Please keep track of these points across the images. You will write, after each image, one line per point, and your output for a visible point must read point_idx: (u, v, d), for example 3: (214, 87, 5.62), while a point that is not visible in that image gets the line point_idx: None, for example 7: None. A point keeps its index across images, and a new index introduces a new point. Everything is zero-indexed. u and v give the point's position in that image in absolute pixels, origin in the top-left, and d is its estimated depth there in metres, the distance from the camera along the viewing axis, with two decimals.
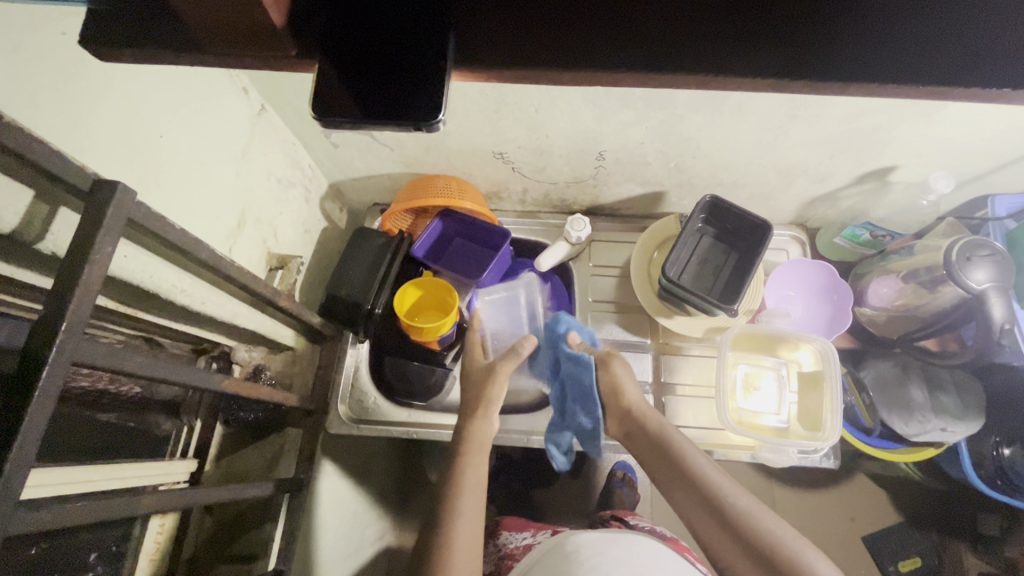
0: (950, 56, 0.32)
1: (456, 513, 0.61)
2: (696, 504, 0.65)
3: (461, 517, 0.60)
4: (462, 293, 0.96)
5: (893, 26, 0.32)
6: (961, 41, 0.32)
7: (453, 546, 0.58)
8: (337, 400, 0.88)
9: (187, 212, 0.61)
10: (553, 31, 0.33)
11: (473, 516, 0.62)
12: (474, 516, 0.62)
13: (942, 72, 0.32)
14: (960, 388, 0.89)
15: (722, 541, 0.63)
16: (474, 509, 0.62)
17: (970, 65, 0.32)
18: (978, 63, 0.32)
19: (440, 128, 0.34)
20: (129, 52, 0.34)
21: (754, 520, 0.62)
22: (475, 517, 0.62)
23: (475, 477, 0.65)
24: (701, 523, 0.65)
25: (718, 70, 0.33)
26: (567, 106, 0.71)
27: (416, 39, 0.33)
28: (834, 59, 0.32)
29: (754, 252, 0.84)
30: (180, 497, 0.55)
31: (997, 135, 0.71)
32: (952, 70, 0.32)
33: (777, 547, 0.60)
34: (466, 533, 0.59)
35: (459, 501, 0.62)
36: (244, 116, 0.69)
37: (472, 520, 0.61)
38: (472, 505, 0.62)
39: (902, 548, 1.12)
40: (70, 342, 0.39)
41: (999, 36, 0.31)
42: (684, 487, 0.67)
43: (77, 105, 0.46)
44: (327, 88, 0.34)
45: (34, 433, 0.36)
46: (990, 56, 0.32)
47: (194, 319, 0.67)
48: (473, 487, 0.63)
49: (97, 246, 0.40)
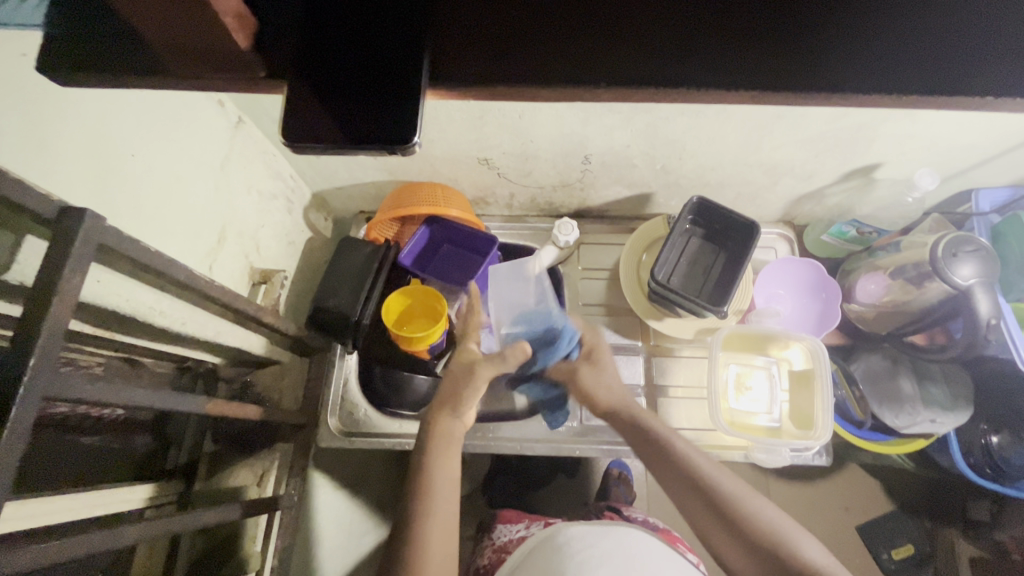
0: (932, 64, 0.31)
1: (429, 513, 0.61)
2: (687, 491, 0.64)
3: (434, 519, 0.60)
4: (451, 300, 0.95)
5: (889, 37, 0.32)
6: (943, 48, 0.31)
7: (425, 543, 0.59)
8: (328, 414, 0.87)
9: (162, 232, 0.59)
10: (530, 47, 0.33)
11: (450, 507, 0.63)
12: (448, 518, 0.62)
13: (924, 81, 0.31)
14: (947, 378, 0.90)
15: (716, 526, 0.61)
16: (450, 501, 0.63)
17: (956, 72, 0.31)
18: (964, 69, 0.31)
19: (418, 149, 0.32)
20: (88, 76, 0.32)
21: (742, 506, 0.61)
22: (451, 510, 0.63)
23: (447, 474, 0.65)
24: (690, 509, 0.64)
25: (705, 85, 0.32)
26: (551, 111, 0.71)
27: (388, 56, 0.32)
28: (824, 69, 0.32)
29: (742, 252, 0.84)
30: (164, 525, 0.53)
31: (980, 132, 0.72)
32: (945, 78, 0.31)
33: (767, 528, 0.59)
34: (440, 529, 0.60)
35: (431, 516, 0.61)
36: (220, 129, 0.68)
37: (443, 522, 0.61)
38: (446, 503, 0.62)
39: (895, 536, 1.13)
40: (41, 377, 0.37)
41: (974, 44, 0.31)
42: (671, 470, 0.66)
43: (42, 128, 0.45)
44: (301, 111, 0.32)
45: (6, 472, 0.35)
46: (990, 65, 0.31)
47: (173, 339, 0.65)
48: (446, 483, 0.64)
49: (65, 276, 0.38)
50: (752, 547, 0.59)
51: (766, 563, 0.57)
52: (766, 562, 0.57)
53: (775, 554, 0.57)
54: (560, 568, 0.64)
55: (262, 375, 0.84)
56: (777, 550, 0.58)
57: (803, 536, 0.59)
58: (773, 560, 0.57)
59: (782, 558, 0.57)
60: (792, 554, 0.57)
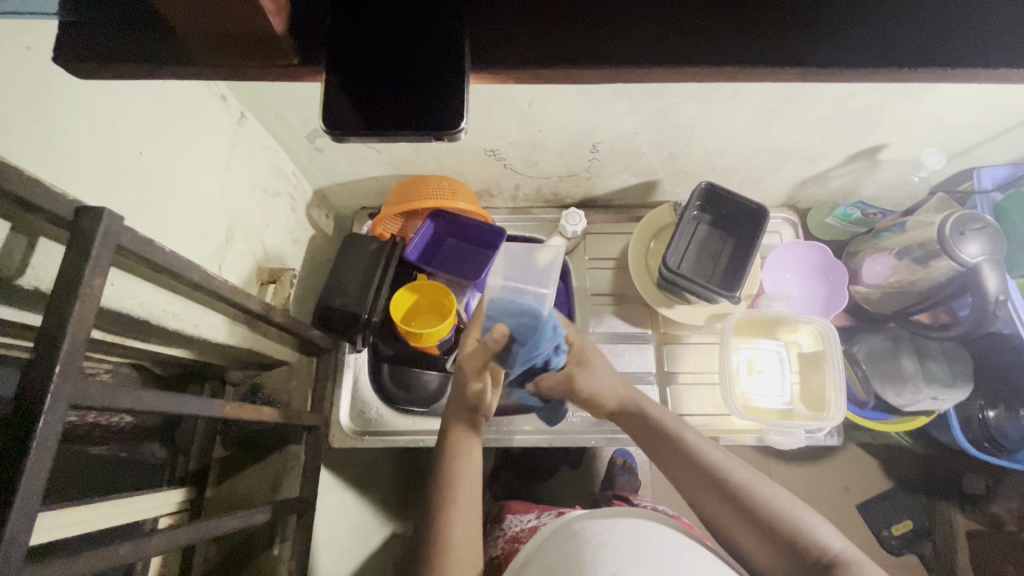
0: (953, 39, 0.31)
1: (451, 501, 0.61)
2: (702, 482, 0.62)
3: (456, 511, 0.61)
4: (459, 294, 0.92)
5: (907, 16, 0.31)
6: (961, 23, 0.31)
7: (448, 540, 0.59)
8: (340, 413, 0.85)
9: (171, 232, 0.57)
10: (561, 27, 0.32)
11: (470, 504, 0.62)
12: (472, 511, 0.62)
13: (944, 59, 0.31)
14: (948, 356, 0.91)
15: (730, 516, 0.60)
16: (472, 496, 0.62)
17: (976, 46, 0.31)
18: (985, 42, 0.31)
19: (462, 137, 0.32)
20: (111, 68, 0.31)
21: (753, 493, 0.60)
22: (472, 507, 0.62)
23: (468, 468, 0.64)
24: (703, 498, 0.62)
25: (730, 63, 0.32)
26: (561, 99, 0.70)
27: (422, 42, 0.31)
28: (844, 45, 0.31)
29: (752, 236, 0.84)
30: (188, 534, 0.52)
31: (986, 109, 0.72)
32: (966, 52, 0.31)
33: (779, 516, 0.58)
34: (464, 524, 0.60)
35: (455, 506, 0.61)
36: (222, 124, 0.66)
37: (467, 512, 0.61)
38: (468, 495, 0.62)
39: (896, 513, 1.15)
40: (67, 384, 0.36)
41: (994, 18, 0.31)
42: (682, 460, 0.64)
43: (50, 126, 0.43)
44: (333, 101, 0.31)
45: (36, 485, 0.33)
46: (1015, 43, 0.31)
47: (182, 344, 0.63)
48: (469, 476, 0.63)
49: (86, 278, 0.36)
50: (770, 536, 0.57)
51: (786, 551, 0.56)
52: (781, 549, 0.57)
53: (790, 544, 0.56)
54: (575, 553, 0.61)
55: (270, 377, 0.85)
56: (791, 540, 0.56)
57: (817, 519, 0.58)
58: (789, 549, 0.56)
59: (796, 546, 0.56)
60: (805, 541, 0.56)
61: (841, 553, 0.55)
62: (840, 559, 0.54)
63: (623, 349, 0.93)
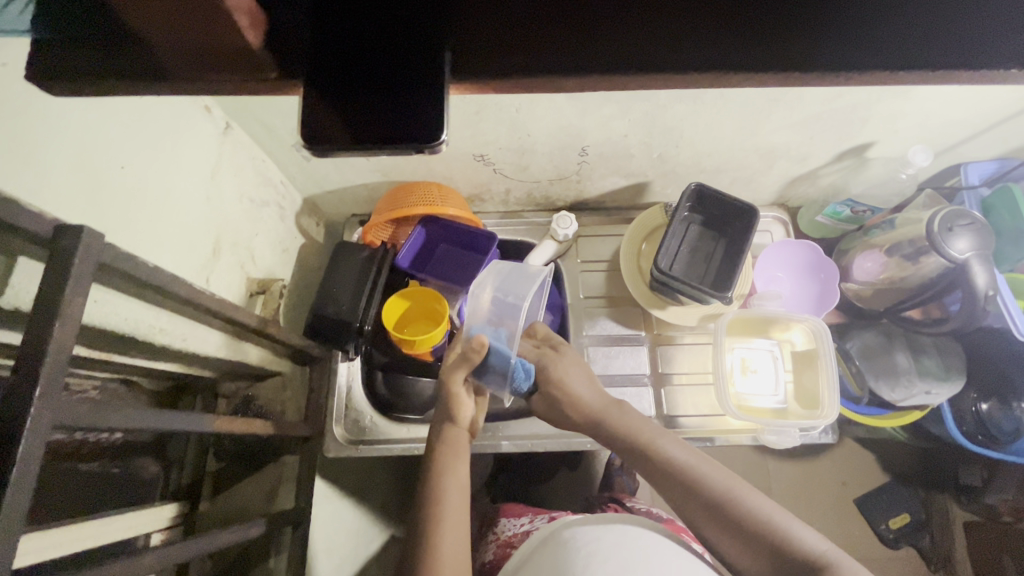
0: (934, 40, 0.31)
1: (438, 518, 0.60)
2: (682, 492, 0.62)
3: (444, 527, 0.60)
4: (451, 300, 0.91)
5: (888, 17, 0.31)
6: (941, 24, 0.31)
7: (438, 556, 0.57)
8: (332, 422, 0.84)
9: (156, 246, 0.57)
10: (543, 34, 0.32)
11: (458, 520, 0.61)
12: (457, 525, 0.61)
13: (925, 60, 0.31)
14: (940, 349, 0.92)
15: (712, 524, 0.60)
16: (459, 511, 0.62)
17: (959, 47, 0.31)
18: (967, 43, 0.31)
19: (443, 148, 0.31)
20: (85, 86, 0.30)
21: (734, 499, 0.60)
22: (460, 522, 0.61)
23: (456, 484, 0.63)
24: (684, 507, 0.62)
25: (715, 69, 0.32)
26: (549, 103, 0.70)
27: (403, 54, 0.31)
28: (828, 46, 0.31)
29: (742, 236, 0.84)
30: (180, 551, 0.51)
31: (971, 106, 0.73)
32: (948, 54, 0.31)
33: (761, 521, 0.58)
34: (451, 539, 0.59)
35: (442, 523, 0.60)
36: (207, 135, 0.65)
37: (453, 527, 0.60)
38: (456, 511, 0.62)
39: (893, 507, 1.15)
40: (48, 405, 0.35)
41: (976, 19, 0.31)
42: (662, 471, 0.64)
43: (28, 142, 0.42)
44: (311, 114, 0.31)
45: (18, 508, 0.33)
46: (996, 44, 0.31)
47: (170, 358, 0.62)
48: (456, 489, 0.63)
49: (67, 297, 0.36)
50: (755, 542, 0.57)
51: (772, 559, 0.56)
52: (766, 554, 0.56)
53: (773, 548, 0.56)
54: (564, 563, 0.60)
55: (263, 388, 0.83)
56: (776, 544, 0.56)
57: (795, 520, 0.58)
58: (772, 553, 0.56)
59: (779, 550, 0.56)
60: (788, 545, 0.56)
61: (823, 552, 0.55)
62: (824, 560, 0.54)
63: (617, 351, 0.93)
